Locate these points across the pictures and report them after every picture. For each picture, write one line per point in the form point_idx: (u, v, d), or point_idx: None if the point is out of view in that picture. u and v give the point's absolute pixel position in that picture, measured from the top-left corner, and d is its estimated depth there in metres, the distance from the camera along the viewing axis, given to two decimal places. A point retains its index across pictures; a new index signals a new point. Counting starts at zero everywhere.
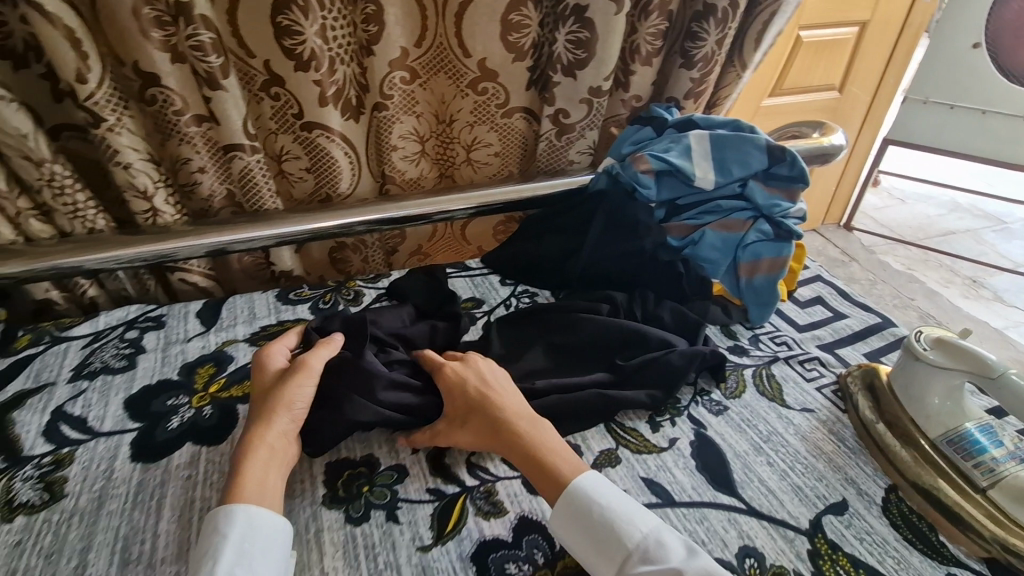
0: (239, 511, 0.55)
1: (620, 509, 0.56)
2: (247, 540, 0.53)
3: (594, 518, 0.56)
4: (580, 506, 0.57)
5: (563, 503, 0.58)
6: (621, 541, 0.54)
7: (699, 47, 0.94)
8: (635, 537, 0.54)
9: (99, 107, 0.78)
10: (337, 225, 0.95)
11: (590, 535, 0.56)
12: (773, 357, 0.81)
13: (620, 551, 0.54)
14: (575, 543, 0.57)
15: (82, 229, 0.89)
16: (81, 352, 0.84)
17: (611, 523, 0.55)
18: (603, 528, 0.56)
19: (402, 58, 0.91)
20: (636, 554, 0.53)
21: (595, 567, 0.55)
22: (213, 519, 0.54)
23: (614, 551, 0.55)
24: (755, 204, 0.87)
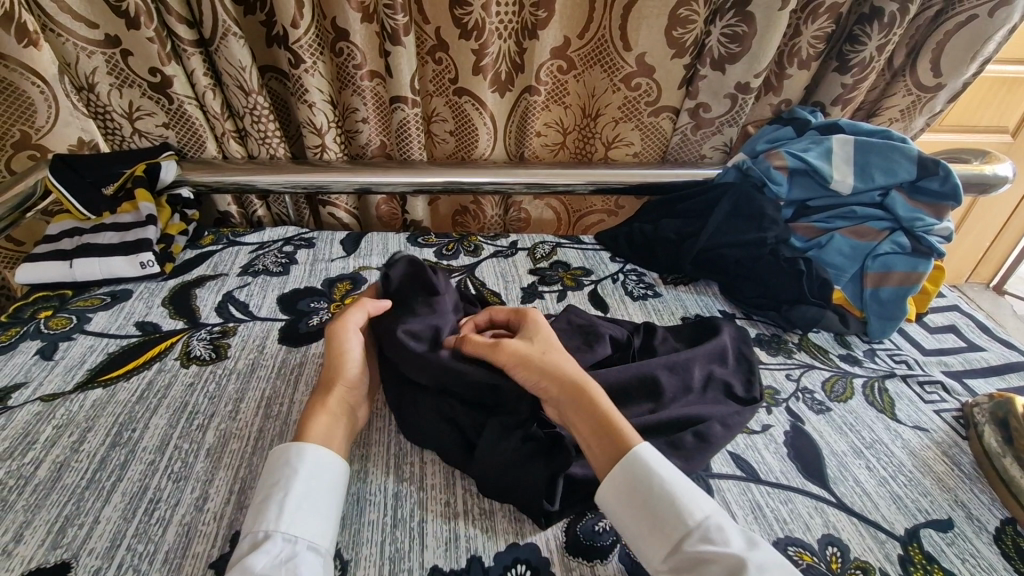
0: (297, 448, 0.56)
1: (681, 488, 0.53)
2: (307, 479, 0.54)
3: (651, 489, 0.53)
4: (631, 481, 0.53)
5: (613, 479, 0.54)
6: (679, 522, 0.51)
7: (857, 52, 0.92)
8: (693, 518, 0.51)
9: (302, 50, 0.92)
10: (470, 183, 1.04)
11: (643, 511, 0.52)
12: (889, 372, 0.78)
13: (678, 530, 0.50)
14: (627, 519, 0.53)
15: (265, 155, 1.05)
16: (248, 255, 0.99)
17: (668, 501, 0.52)
18: (659, 503, 0.52)
19: (564, 46, 0.97)
20: (693, 537, 0.50)
21: (647, 547, 0.51)
22: (281, 453, 0.56)
23: (668, 531, 0.51)
24: (895, 215, 0.85)
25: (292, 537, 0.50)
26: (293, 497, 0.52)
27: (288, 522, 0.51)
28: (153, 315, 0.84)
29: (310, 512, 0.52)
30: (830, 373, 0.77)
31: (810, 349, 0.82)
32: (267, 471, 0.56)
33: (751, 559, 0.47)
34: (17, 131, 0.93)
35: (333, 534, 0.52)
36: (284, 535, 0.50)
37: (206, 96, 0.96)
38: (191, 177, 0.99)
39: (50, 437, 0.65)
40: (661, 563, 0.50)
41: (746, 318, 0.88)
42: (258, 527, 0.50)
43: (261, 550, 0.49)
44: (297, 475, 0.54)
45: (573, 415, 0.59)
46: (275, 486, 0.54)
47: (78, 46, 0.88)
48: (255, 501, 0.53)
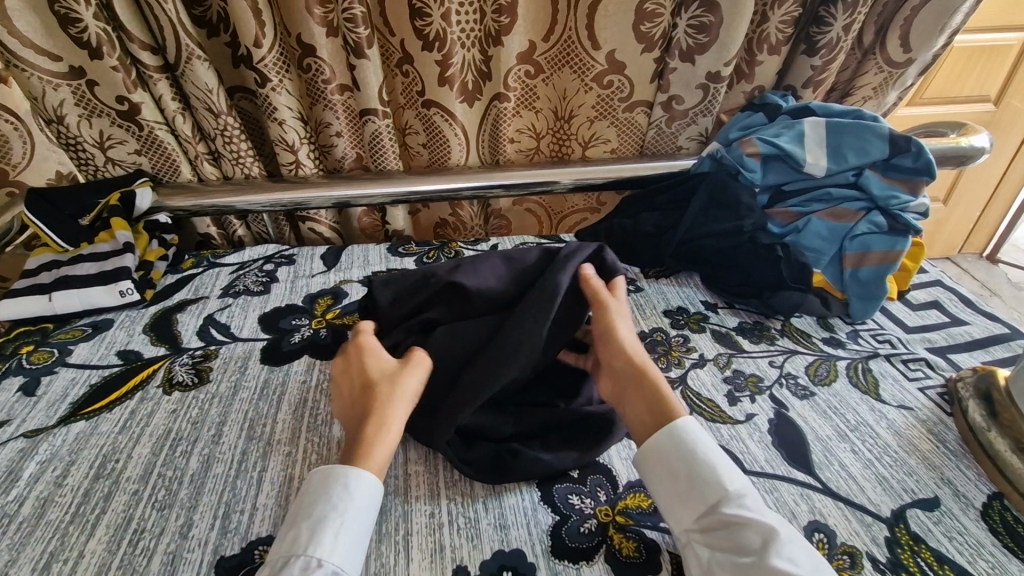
0: (355, 474, 0.56)
1: (720, 462, 0.56)
2: (358, 510, 0.54)
3: (693, 457, 0.56)
4: (674, 447, 0.57)
5: (662, 442, 0.57)
6: (714, 490, 0.53)
7: (824, 33, 0.92)
8: (731, 486, 0.53)
9: (267, 69, 0.91)
10: (446, 190, 1.04)
11: (681, 475, 0.55)
12: (872, 352, 0.77)
13: (713, 495, 0.53)
14: (665, 481, 0.56)
15: (241, 175, 1.05)
16: (229, 276, 0.99)
17: (707, 470, 0.55)
18: (698, 472, 0.55)
19: (529, 51, 0.96)
20: (729, 502, 0.52)
21: (680, 509, 0.54)
22: (338, 473, 0.56)
23: (702, 495, 0.54)
24: (870, 195, 0.84)
25: (338, 570, 0.50)
26: (345, 527, 0.52)
27: (337, 554, 0.51)
28: (135, 343, 0.84)
29: (357, 546, 0.52)
30: (814, 357, 0.77)
31: (792, 334, 0.82)
32: (321, 490, 0.55)
33: (783, 530, 0.50)
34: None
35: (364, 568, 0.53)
36: (332, 567, 0.50)
37: (176, 121, 0.96)
38: (168, 202, 1.00)
39: (34, 472, 0.64)
40: (693, 524, 0.53)
41: (729, 307, 0.88)
42: (309, 552, 0.50)
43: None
44: (352, 503, 0.54)
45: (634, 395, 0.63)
46: (329, 511, 0.53)
47: (45, 80, 0.88)
48: (307, 522, 0.53)
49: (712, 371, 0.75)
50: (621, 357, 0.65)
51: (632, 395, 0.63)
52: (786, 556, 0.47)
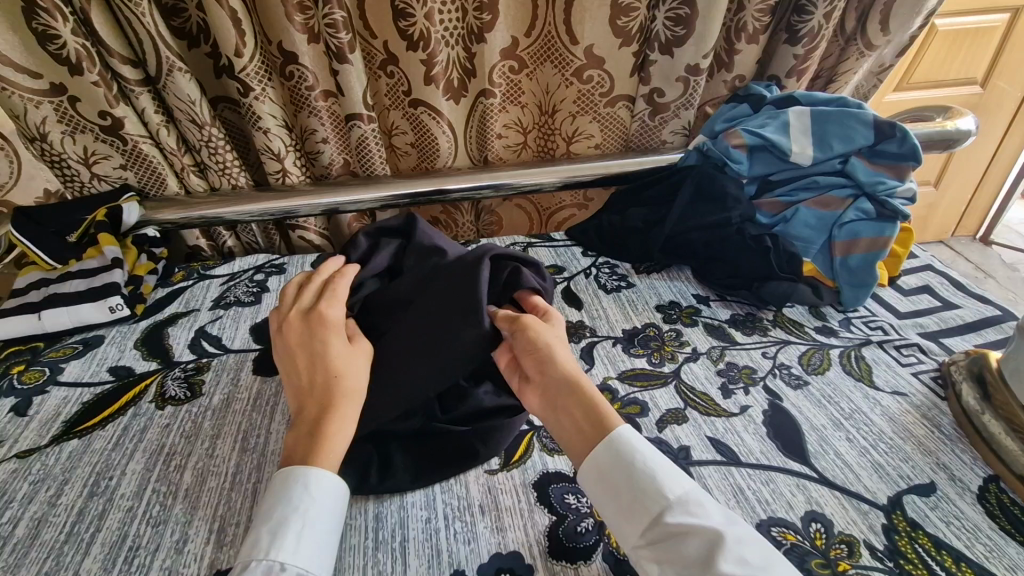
0: (313, 474, 0.53)
1: (661, 466, 0.52)
2: (322, 511, 0.52)
3: (634, 467, 0.52)
4: (614, 460, 0.53)
5: (598, 456, 0.54)
6: (654, 499, 0.50)
7: (805, 22, 0.92)
8: (673, 493, 0.50)
9: (249, 78, 0.91)
10: (434, 193, 1.03)
11: (621, 489, 0.52)
12: (865, 339, 0.77)
13: (655, 505, 0.50)
14: (608, 497, 0.53)
15: (227, 186, 1.05)
16: (219, 287, 0.98)
17: (647, 478, 0.51)
18: (640, 479, 0.52)
19: (512, 47, 0.96)
20: (672, 511, 0.49)
21: (625, 524, 0.51)
22: (297, 475, 0.53)
23: (645, 507, 0.50)
24: (857, 181, 0.84)
25: (301, 572, 0.48)
26: (307, 528, 0.51)
27: (300, 556, 0.49)
28: (126, 359, 0.83)
29: (322, 547, 0.51)
30: (807, 347, 0.76)
31: (785, 324, 0.81)
32: (278, 492, 0.53)
33: (729, 532, 0.47)
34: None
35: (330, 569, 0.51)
36: (296, 570, 0.48)
37: (160, 134, 0.95)
38: (155, 216, 0.99)
39: (27, 493, 0.64)
40: (639, 538, 0.50)
41: (720, 299, 0.87)
42: (270, 556, 0.48)
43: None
44: (312, 503, 0.52)
45: (563, 410, 0.59)
46: (289, 513, 0.51)
47: (25, 98, 0.88)
48: (266, 526, 0.50)
49: (705, 364, 0.75)
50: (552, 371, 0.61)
51: (565, 410, 0.59)
52: (736, 559, 0.45)
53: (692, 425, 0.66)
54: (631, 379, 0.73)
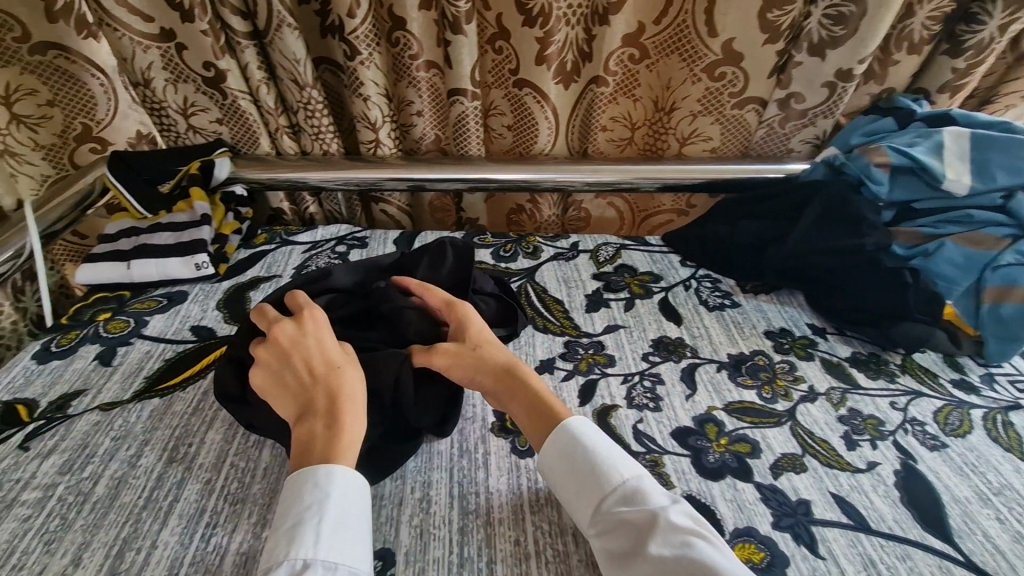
0: (324, 470, 0.50)
1: (602, 453, 0.54)
2: (341, 505, 0.49)
3: (579, 455, 0.54)
4: (564, 446, 0.55)
5: (545, 445, 0.56)
6: (596, 487, 0.52)
7: (976, 32, 0.81)
8: (614, 482, 0.51)
9: (358, 41, 0.87)
10: (529, 181, 0.98)
11: (572, 476, 0.53)
12: (1013, 403, 0.68)
13: (597, 493, 0.51)
14: (553, 479, 0.55)
15: (318, 151, 1.02)
16: (301, 255, 0.96)
17: (588, 465, 0.53)
18: (584, 467, 0.53)
19: (636, 33, 0.89)
20: (612, 498, 0.50)
21: (576, 512, 0.52)
22: (304, 477, 0.50)
23: (590, 494, 0.52)
24: (1020, 220, 0.74)
25: (332, 565, 0.45)
26: (330, 523, 0.48)
27: (326, 548, 0.46)
28: (208, 319, 0.82)
29: (348, 539, 0.48)
30: (942, 402, 0.68)
31: (915, 372, 0.73)
32: (286, 498, 0.50)
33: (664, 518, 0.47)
34: (79, 123, 0.91)
35: (365, 557, 0.48)
36: (326, 565, 0.45)
37: (260, 91, 0.93)
38: (244, 173, 0.97)
39: (109, 449, 0.63)
40: (589, 526, 0.51)
41: (838, 333, 0.80)
42: (294, 555, 0.45)
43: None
44: (329, 500, 0.49)
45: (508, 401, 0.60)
46: (308, 513, 0.48)
47: (134, 41, 0.87)
48: (284, 529, 0.47)
49: (824, 407, 0.67)
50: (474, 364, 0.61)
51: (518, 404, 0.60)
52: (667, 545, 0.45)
53: (812, 477, 0.59)
54: (739, 413, 0.66)
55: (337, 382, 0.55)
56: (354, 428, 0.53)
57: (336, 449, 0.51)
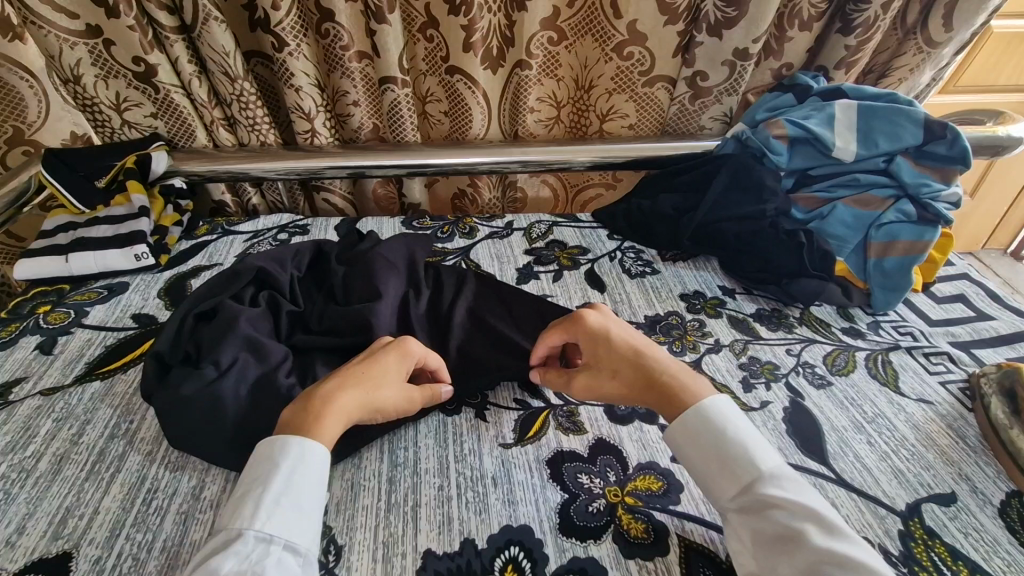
0: (310, 453, 0.53)
1: (748, 437, 0.54)
2: (290, 478, 0.51)
3: (725, 436, 0.54)
4: (708, 430, 0.55)
5: (694, 426, 0.56)
6: (752, 469, 0.52)
7: (861, 11, 0.89)
8: (768, 465, 0.52)
9: (284, 33, 0.90)
10: (463, 164, 1.02)
11: (710, 457, 0.54)
12: (893, 344, 0.75)
13: (747, 475, 0.52)
14: (695, 459, 0.55)
15: (255, 142, 1.05)
16: (244, 243, 0.99)
17: (742, 450, 0.54)
18: (734, 451, 0.54)
19: (553, 17, 0.94)
20: (762, 481, 0.51)
21: (712, 489, 0.54)
22: (289, 449, 0.53)
23: (739, 474, 0.53)
24: (900, 182, 0.82)
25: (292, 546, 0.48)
26: (295, 504, 0.50)
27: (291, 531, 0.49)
28: (149, 307, 0.84)
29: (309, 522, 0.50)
30: (832, 347, 0.75)
31: (811, 323, 0.80)
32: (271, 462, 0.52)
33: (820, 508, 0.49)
34: (9, 127, 0.96)
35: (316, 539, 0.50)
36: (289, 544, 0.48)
37: (192, 85, 0.95)
38: (183, 166, 0.99)
39: (50, 430, 0.65)
40: (729, 502, 0.53)
41: (746, 293, 0.86)
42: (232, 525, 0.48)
43: (232, 550, 0.46)
44: (305, 483, 0.51)
45: (334, 408, 0.56)
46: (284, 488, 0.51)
47: (61, 38, 0.87)
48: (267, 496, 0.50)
49: (727, 357, 0.74)
50: (366, 382, 0.59)
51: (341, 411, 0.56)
52: (827, 534, 0.47)
53: None
54: None
55: (371, 373, 0.60)
56: (344, 413, 0.56)
57: (319, 424, 0.54)
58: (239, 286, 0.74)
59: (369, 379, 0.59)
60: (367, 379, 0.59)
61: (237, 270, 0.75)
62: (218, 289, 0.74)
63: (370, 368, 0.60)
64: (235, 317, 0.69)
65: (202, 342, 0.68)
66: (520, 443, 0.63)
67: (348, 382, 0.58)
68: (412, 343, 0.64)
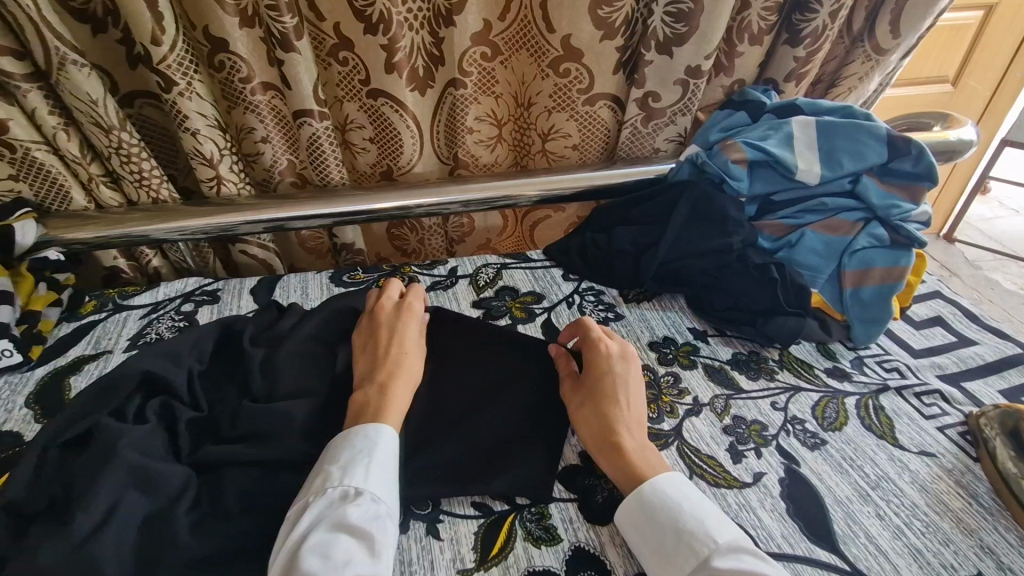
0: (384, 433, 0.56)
1: (698, 509, 0.51)
2: (375, 456, 0.54)
3: (676, 509, 0.50)
4: (656, 504, 0.51)
5: (643, 499, 0.52)
6: (702, 543, 0.48)
7: (809, 20, 0.83)
8: (718, 537, 0.48)
9: (171, 70, 0.76)
10: (395, 208, 0.90)
11: (659, 532, 0.50)
12: (882, 386, 0.69)
13: (699, 549, 0.47)
14: (646, 542, 0.50)
15: (147, 199, 0.89)
16: (139, 321, 0.83)
17: (692, 522, 0.49)
18: (683, 525, 0.49)
19: (484, 32, 0.84)
20: (714, 553, 0.47)
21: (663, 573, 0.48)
22: (364, 434, 0.55)
23: (691, 549, 0.48)
24: (868, 203, 0.76)
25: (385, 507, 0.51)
26: (384, 474, 0.53)
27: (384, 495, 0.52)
28: (13, 421, 0.68)
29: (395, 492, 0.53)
30: (819, 396, 0.68)
31: (793, 366, 0.73)
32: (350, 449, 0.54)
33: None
34: None
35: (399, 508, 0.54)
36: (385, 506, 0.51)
37: (59, 139, 0.79)
38: (60, 235, 0.83)
39: None
40: None
41: (718, 334, 0.78)
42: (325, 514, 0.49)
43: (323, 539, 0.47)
44: (385, 458, 0.54)
45: (394, 386, 0.61)
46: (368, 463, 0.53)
47: None
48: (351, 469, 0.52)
49: (709, 420, 0.65)
50: (405, 351, 0.65)
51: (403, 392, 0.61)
52: None
53: None
54: None
55: (403, 350, 0.65)
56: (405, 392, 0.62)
57: (386, 403, 0.59)
58: (120, 398, 0.59)
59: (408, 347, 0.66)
60: (404, 351, 0.65)
61: (120, 375, 0.61)
62: (97, 402, 0.60)
63: (400, 341, 0.66)
64: (113, 442, 0.55)
65: (71, 481, 0.53)
66: (482, 567, 0.52)
67: (392, 365, 0.63)
68: (419, 311, 0.72)
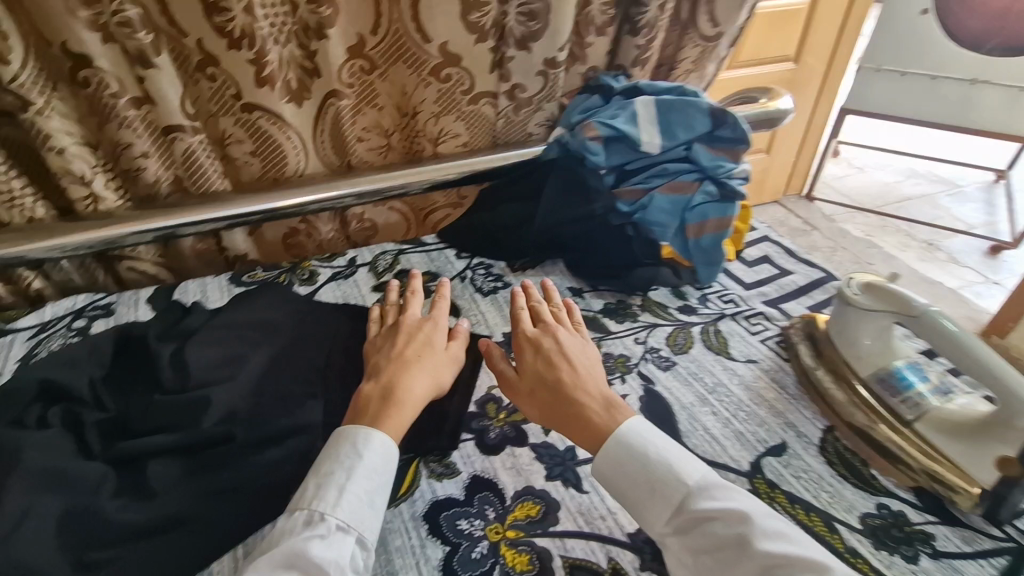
0: (377, 440, 0.56)
1: (672, 453, 0.56)
2: (356, 466, 0.54)
3: (654, 458, 0.56)
4: (637, 455, 0.56)
5: (610, 450, 0.57)
6: (679, 486, 0.54)
7: (642, 14, 0.96)
8: (692, 479, 0.54)
9: (26, 90, 0.75)
10: (285, 207, 0.93)
11: (637, 482, 0.55)
12: (719, 314, 0.84)
13: (679, 494, 0.53)
14: (630, 492, 0.56)
15: (20, 219, 0.87)
16: (26, 344, 0.82)
17: (666, 468, 0.55)
18: (660, 469, 0.55)
19: (359, 45, 0.91)
20: (695, 495, 0.53)
21: (647, 518, 0.55)
22: (347, 438, 0.56)
23: (669, 496, 0.54)
24: (700, 166, 0.90)
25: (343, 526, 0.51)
26: (361, 490, 0.53)
27: (344, 511, 0.52)
28: None
29: (365, 505, 0.53)
30: (671, 327, 0.81)
31: (651, 308, 0.86)
32: (339, 462, 0.55)
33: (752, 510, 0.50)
34: None
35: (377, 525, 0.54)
36: (338, 524, 0.51)
37: None
38: None
39: None
40: (663, 526, 0.54)
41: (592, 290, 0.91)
42: (311, 509, 0.52)
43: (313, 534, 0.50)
44: (361, 463, 0.55)
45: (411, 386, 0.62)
46: (342, 472, 0.54)
47: None
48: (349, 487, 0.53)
49: None
50: (417, 354, 0.67)
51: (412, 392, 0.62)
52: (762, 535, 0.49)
53: None
54: None
55: (426, 352, 0.67)
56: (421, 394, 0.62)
57: (396, 402, 0.60)
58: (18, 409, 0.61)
59: (414, 352, 0.67)
60: (406, 349, 0.67)
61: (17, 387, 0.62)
62: None
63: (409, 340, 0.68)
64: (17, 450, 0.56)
65: None
66: (394, 503, 0.61)
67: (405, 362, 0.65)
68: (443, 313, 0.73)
